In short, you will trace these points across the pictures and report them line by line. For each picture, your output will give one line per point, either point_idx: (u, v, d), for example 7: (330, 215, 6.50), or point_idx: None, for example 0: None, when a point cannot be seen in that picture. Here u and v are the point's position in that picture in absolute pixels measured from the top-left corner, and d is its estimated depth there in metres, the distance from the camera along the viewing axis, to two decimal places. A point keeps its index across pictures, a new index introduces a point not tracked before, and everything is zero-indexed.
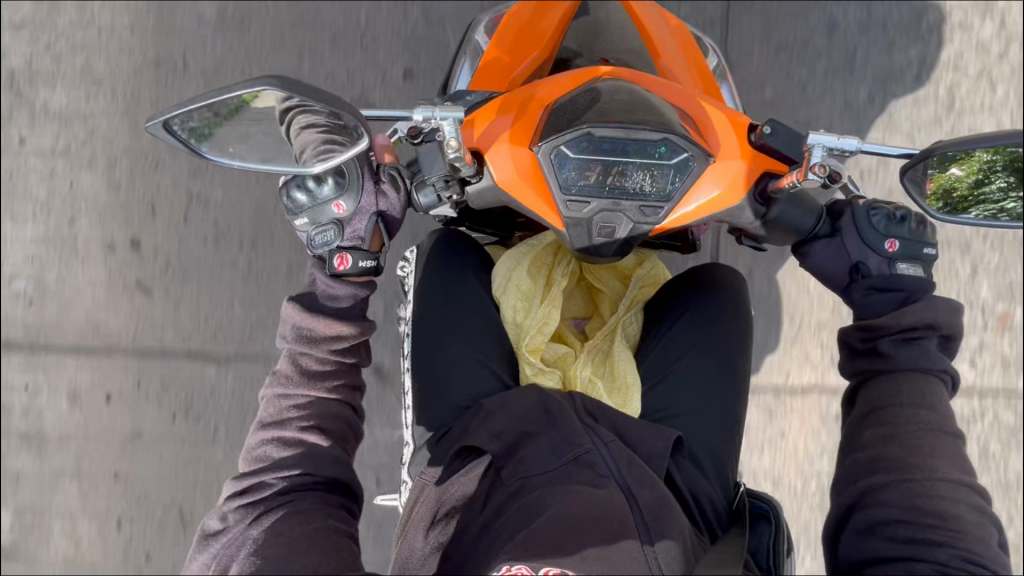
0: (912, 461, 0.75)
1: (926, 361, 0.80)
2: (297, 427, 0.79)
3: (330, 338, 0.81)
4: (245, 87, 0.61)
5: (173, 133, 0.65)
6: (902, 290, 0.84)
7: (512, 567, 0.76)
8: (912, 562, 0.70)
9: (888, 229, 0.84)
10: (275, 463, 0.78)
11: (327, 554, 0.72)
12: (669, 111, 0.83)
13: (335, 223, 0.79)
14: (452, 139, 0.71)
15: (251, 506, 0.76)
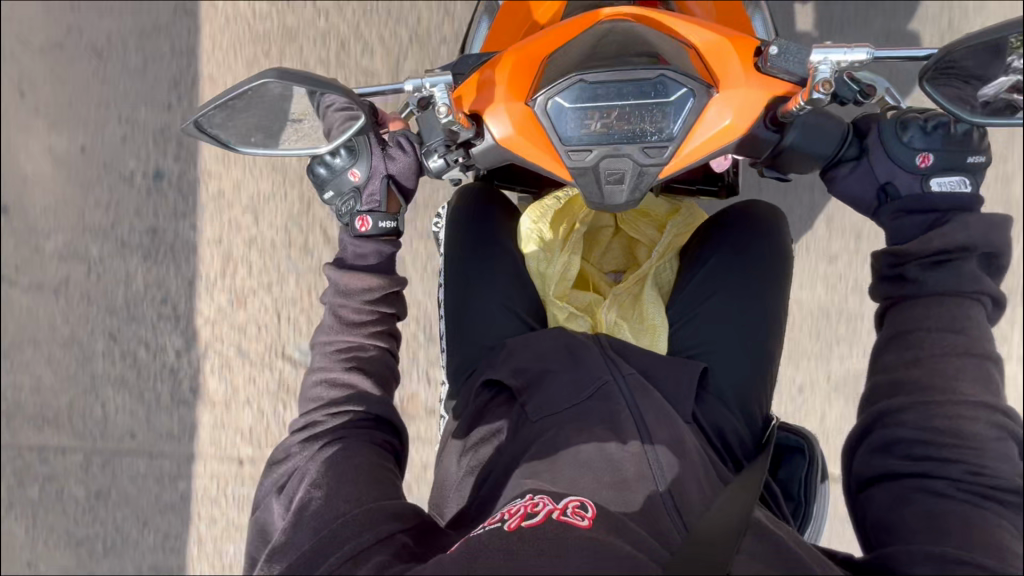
0: (935, 384, 0.75)
1: (959, 283, 0.76)
2: (341, 369, 0.87)
3: (361, 290, 0.88)
4: (253, 81, 0.70)
5: (207, 133, 0.76)
6: (938, 209, 0.79)
7: (532, 498, 0.80)
8: (924, 478, 0.73)
9: (919, 142, 0.78)
10: (326, 402, 0.87)
11: (373, 484, 0.79)
12: (667, 45, 0.81)
13: (354, 191, 0.87)
14: (443, 104, 0.76)
15: (307, 439, 0.84)
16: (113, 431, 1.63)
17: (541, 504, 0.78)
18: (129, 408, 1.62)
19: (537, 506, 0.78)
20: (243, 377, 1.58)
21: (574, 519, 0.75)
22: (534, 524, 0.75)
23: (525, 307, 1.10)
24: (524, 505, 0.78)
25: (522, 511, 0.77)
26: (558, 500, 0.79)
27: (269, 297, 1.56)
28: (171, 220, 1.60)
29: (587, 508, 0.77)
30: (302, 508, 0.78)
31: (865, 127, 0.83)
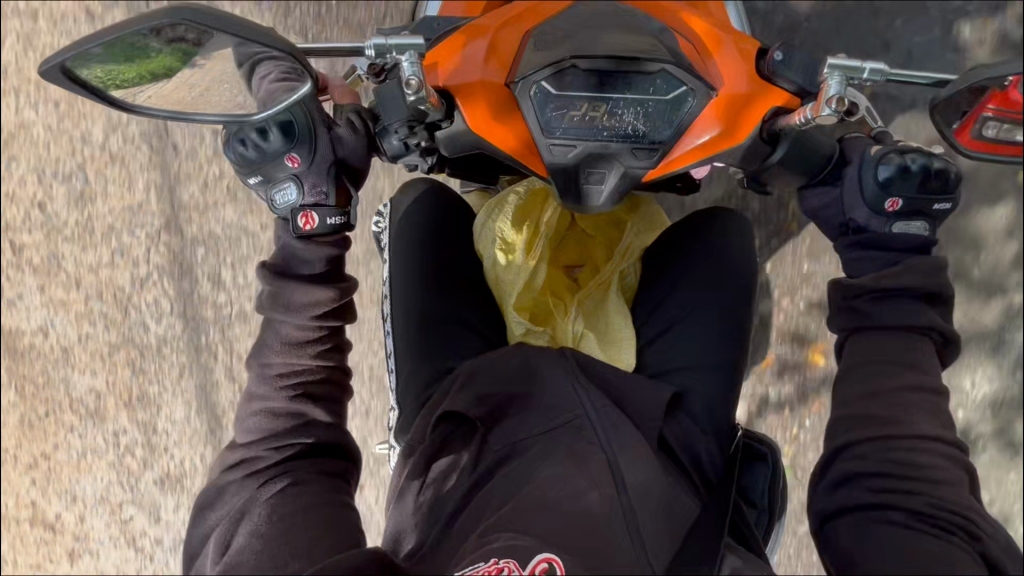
0: (888, 417, 0.75)
1: (908, 319, 0.78)
2: (285, 398, 0.78)
3: (308, 304, 0.77)
4: (156, 18, 0.51)
5: (79, 81, 0.55)
6: (892, 249, 0.79)
7: (496, 561, 0.71)
8: (887, 510, 0.72)
9: (892, 186, 0.76)
10: (268, 435, 0.77)
11: (323, 526, 0.72)
12: (667, 35, 0.72)
13: (292, 179, 0.72)
14: (411, 76, 0.61)
15: (246, 476, 0.76)
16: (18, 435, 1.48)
17: (508, 570, 0.70)
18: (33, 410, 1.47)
19: (503, 573, 0.69)
20: (159, 379, 1.42)
21: None
22: None
23: (482, 322, 1.03)
24: (486, 572, 0.69)
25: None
26: (525, 563, 0.70)
27: (193, 295, 1.40)
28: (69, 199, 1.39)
29: (555, 573, 0.69)
30: (243, 559, 0.70)
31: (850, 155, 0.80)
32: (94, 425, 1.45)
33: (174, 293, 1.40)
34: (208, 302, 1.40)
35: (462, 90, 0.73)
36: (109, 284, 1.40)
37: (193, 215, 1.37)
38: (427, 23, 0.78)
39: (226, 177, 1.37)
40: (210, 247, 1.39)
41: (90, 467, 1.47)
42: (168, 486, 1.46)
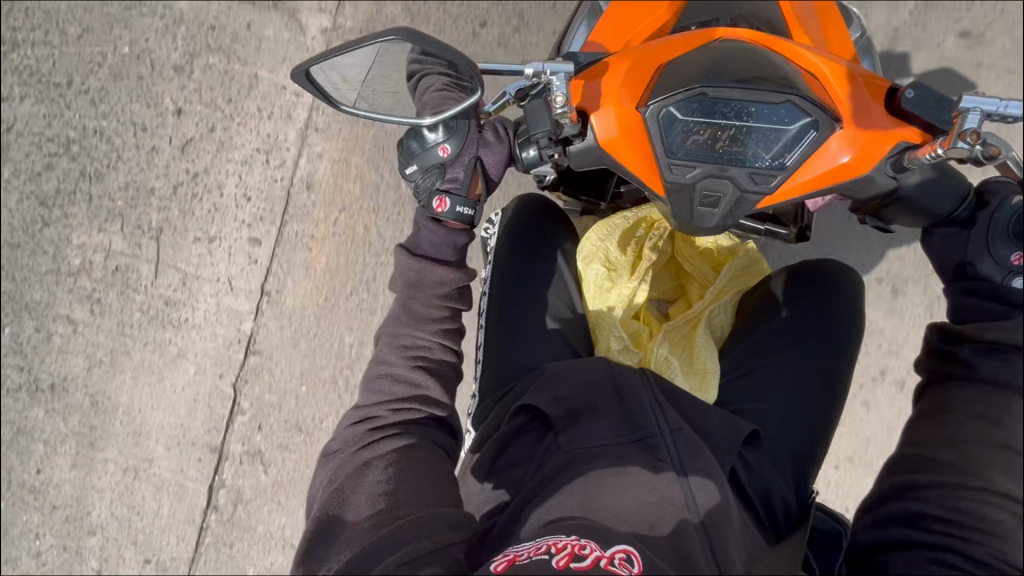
0: (966, 468, 0.70)
1: (1019, 379, 0.71)
2: (408, 365, 0.89)
3: (434, 282, 0.89)
4: (385, 36, 0.68)
5: (312, 80, 0.72)
6: (1008, 302, 0.73)
7: (579, 538, 0.75)
8: (943, 551, 0.68)
9: (1023, 239, 0.72)
10: (391, 397, 0.89)
11: (428, 483, 0.82)
12: (793, 71, 0.78)
13: (438, 167, 0.86)
14: (560, 93, 0.73)
15: (367, 430, 0.88)
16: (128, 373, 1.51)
17: (589, 547, 0.73)
18: (148, 350, 1.51)
19: (585, 548, 0.72)
20: (252, 359, 1.50)
21: (621, 569, 0.70)
22: (582, 568, 0.69)
23: (574, 336, 1.08)
24: (571, 545, 0.73)
25: (570, 550, 0.72)
26: (605, 547, 0.73)
27: (298, 285, 1.50)
28: (223, 168, 1.50)
29: (632, 562, 0.72)
30: (354, 503, 0.80)
31: (988, 199, 0.76)
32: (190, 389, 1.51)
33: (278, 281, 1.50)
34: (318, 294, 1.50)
35: (595, 111, 0.83)
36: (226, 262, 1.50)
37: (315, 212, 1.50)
38: (570, 54, 0.90)
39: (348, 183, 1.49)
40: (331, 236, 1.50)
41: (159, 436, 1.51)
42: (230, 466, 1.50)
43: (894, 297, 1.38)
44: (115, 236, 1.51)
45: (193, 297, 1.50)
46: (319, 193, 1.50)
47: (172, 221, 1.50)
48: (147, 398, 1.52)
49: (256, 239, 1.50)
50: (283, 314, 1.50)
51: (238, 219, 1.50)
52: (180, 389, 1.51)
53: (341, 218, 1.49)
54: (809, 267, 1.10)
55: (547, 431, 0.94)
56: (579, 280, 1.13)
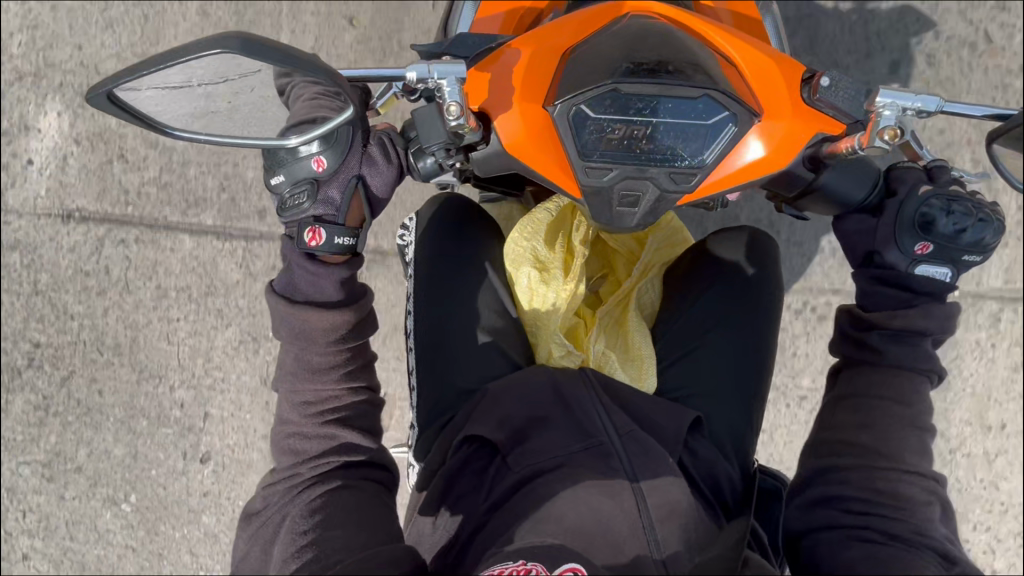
0: (880, 450, 0.75)
1: (916, 360, 0.76)
2: (316, 423, 0.78)
3: (325, 329, 0.77)
4: (210, 49, 0.52)
5: (123, 105, 0.55)
6: (910, 291, 0.76)
7: (525, 563, 0.72)
8: (864, 530, 0.72)
9: (927, 229, 0.73)
10: (305, 455, 0.78)
11: (357, 535, 0.73)
12: (708, 57, 0.71)
13: (311, 182, 0.72)
14: (453, 102, 0.61)
15: (284, 489, 0.77)
16: (60, 434, 1.45)
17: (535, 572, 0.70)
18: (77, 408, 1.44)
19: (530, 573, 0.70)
20: (194, 400, 1.43)
21: None
22: None
23: (507, 341, 1.02)
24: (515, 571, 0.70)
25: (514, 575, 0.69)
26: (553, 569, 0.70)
27: (228, 316, 1.41)
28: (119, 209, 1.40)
29: None
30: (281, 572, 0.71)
31: (895, 186, 0.76)
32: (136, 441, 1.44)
33: (208, 315, 1.41)
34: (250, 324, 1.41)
35: (498, 111, 0.72)
36: (156, 301, 1.42)
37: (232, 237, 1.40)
38: (464, 40, 0.77)
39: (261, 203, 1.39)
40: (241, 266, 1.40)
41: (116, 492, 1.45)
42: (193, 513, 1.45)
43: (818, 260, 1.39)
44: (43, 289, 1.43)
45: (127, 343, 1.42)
46: (222, 220, 1.40)
47: (90, 267, 1.42)
48: (96, 456, 1.45)
49: (177, 277, 1.41)
50: (204, 353, 1.42)
51: (145, 257, 1.41)
52: (113, 446, 1.45)
53: (260, 241, 1.40)
54: (731, 236, 1.08)
55: (495, 455, 0.87)
56: (507, 285, 1.05)
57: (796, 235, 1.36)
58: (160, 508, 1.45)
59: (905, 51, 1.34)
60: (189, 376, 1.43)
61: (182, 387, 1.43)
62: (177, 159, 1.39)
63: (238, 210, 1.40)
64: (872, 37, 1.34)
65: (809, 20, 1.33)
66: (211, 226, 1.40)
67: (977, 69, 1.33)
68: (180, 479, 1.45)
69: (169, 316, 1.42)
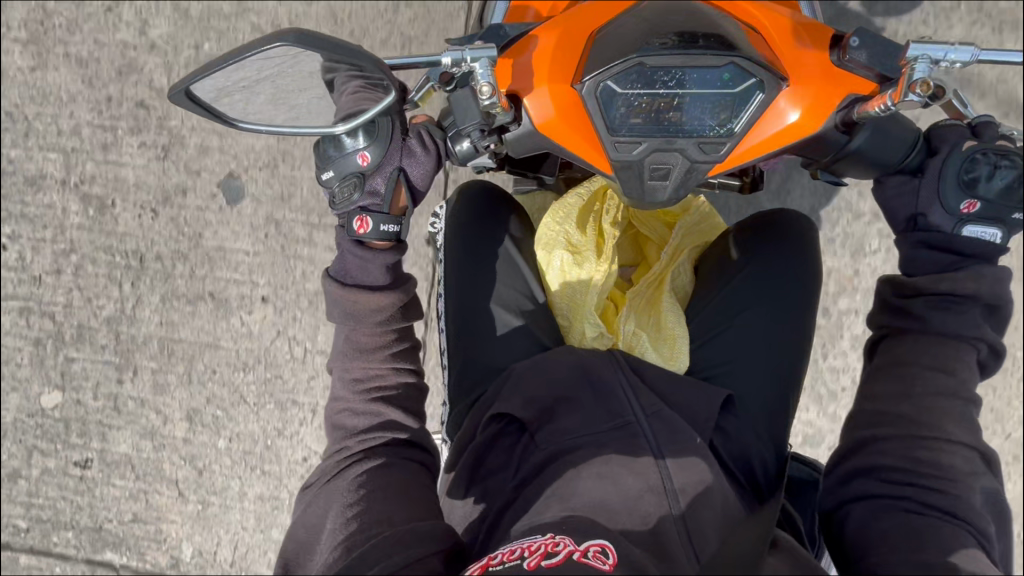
0: (922, 420, 0.73)
1: (962, 329, 0.74)
2: (364, 399, 0.84)
3: (371, 310, 0.83)
4: (269, 42, 0.58)
5: (199, 99, 0.63)
6: (958, 254, 0.74)
7: (553, 537, 0.73)
8: (901, 500, 0.71)
9: (973, 186, 0.71)
10: (355, 431, 0.84)
11: (402, 508, 0.78)
12: (732, 27, 0.72)
13: (358, 176, 0.78)
14: (484, 83, 0.66)
15: (335, 462, 0.83)
16: (82, 429, 1.45)
17: (562, 543, 0.71)
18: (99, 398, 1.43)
19: (558, 545, 0.71)
20: (217, 401, 1.42)
21: (594, 563, 0.68)
22: (554, 564, 0.68)
23: (540, 326, 1.04)
24: (545, 543, 0.71)
25: (542, 548, 0.70)
26: (579, 541, 0.72)
27: (247, 315, 1.39)
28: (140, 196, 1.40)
29: (608, 554, 0.70)
30: (331, 534, 0.77)
31: (936, 145, 0.75)
32: (160, 444, 1.43)
33: (228, 315, 1.40)
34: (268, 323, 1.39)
35: (528, 92, 0.76)
36: (176, 302, 1.41)
37: (251, 234, 1.39)
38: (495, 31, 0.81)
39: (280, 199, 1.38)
40: (264, 253, 1.38)
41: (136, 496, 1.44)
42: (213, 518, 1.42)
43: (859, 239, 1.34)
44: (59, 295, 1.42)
45: (148, 348, 1.42)
46: (238, 215, 1.39)
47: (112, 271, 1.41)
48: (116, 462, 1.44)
49: (198, 278, 1.40)
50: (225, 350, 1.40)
51: (164, 254, 1.40)
52: (136, 450, 1.44)
53: (277, 237, 1.38)
54: (766, 218, 1.07)
55: (523, 432, 0.91)
56: (538, 270, 1.08)
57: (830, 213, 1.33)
58: (180, 503, 1.44)
59: (942, 18, 1.29)
60: (210, 377, 1.41)
61: (204, 388, 1.41)
62: (196, 152, 1.39)
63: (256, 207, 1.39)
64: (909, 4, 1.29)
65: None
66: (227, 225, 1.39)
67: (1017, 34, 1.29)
68: (203, 482, 1.43)
69: (192, 303, 1.40)
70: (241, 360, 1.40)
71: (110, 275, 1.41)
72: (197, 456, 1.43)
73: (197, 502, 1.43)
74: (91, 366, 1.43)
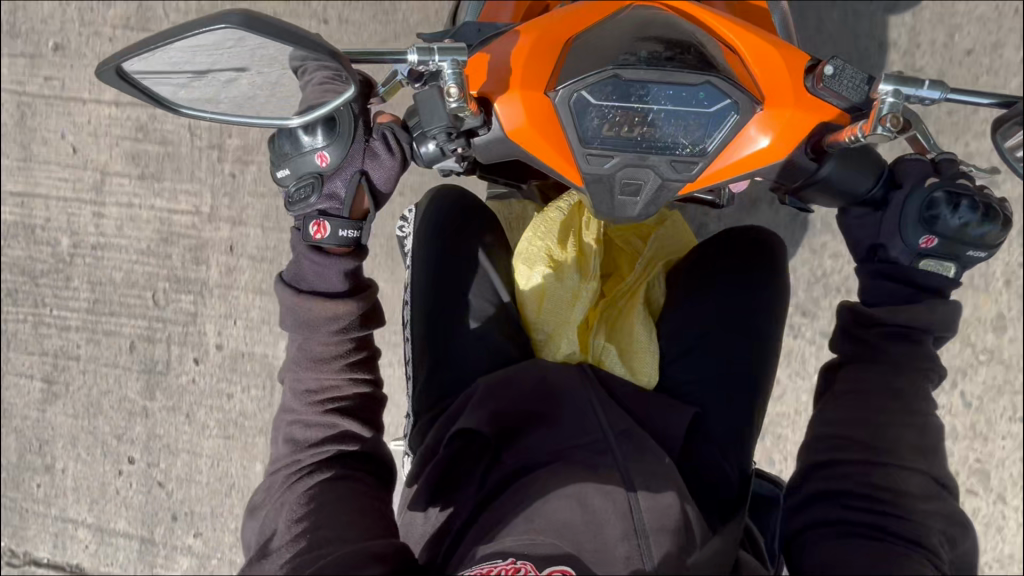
0: (879, 446, 0.74)
1: (913, 359, 0.75)
2: (318, 412, 0.79)
3: (328, 318, 0.78)
4: (210, 24, 0.53)
5: (132, 81, 0.57)
6: (915, 287, 0.75)
7: (514, 562, 0.73)
8: (860, 526, 0.71)
9: (932, 223, 0.71)
10: (305, 443, 0.79)
11: (354, 525, 0.73)
12: (709, 44, 0.71)
13: (315, 176, 0.73)
14: (452, 84, 0.62)
15: (285, 476, 0.78)
16: (78, 404, 1.53)
17: (523, 570, 0.72)
18: (91, 382, 1.51)
19: (518, 572, 0.71)
20: (202, 385, 1.48)
21: None
22: None
23: (509, 336, 1.01)
24: (505, 569, 0.72)
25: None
26: (541, 568, 0.72)
27: (232, 306, 1.45)
28: (133, 191, 1.46)
29: None
30: (277, 552, 0.72)
31: (900, 177, 0.75)
32: (150, 422, 1.50)
33: (215, 305, 1.46)
34: (254, 313, 1.45)
35: (500, 94, 0.73)
36: (167, 291, 1.47)
37: (238, 229, 1.44)
38: (470, 31, 0.78)
39: (267, 197, 1.42)
40: (249, 251, 1.44)
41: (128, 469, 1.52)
42: (197, 494, 1.49)
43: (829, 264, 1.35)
44: (62, 276, 1.50)
45: (139, 331, 1.49)
46: (227, 211, 1.44)
47: (109, 257, 1.48)
48: (110, 436, 1.52)
49: (187, 266, 1.46)
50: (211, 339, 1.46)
51: (157, 242, 1.46)
52: (128, 427, 1.51)
53: (262, 233, 1.43)
54: (736, 236, 1.07)
55: (487, 450, 0.87)
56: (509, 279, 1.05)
57: (802, 237, 1.33)
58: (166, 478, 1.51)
59: (924, 50, 1.30)
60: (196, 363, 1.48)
61: (190, 374, 1.48)
62: (191, 147, 1.43)
63: (246, 201, 1.43)
64: (890, 36, 1.30)
65: (822, 19, 1.31)
66: (216, 220, 1.44)
67: (1000, 70, 1.29)
68: (190, 460, 1.49)
69: (179, 296, 1.47)
70: (225, 349, 1.46)
71: (106, 260, 1.48)
72: (183, 435, 1.49)
73: (181, 486, 1.50)
74: (86, 345, 1.50)
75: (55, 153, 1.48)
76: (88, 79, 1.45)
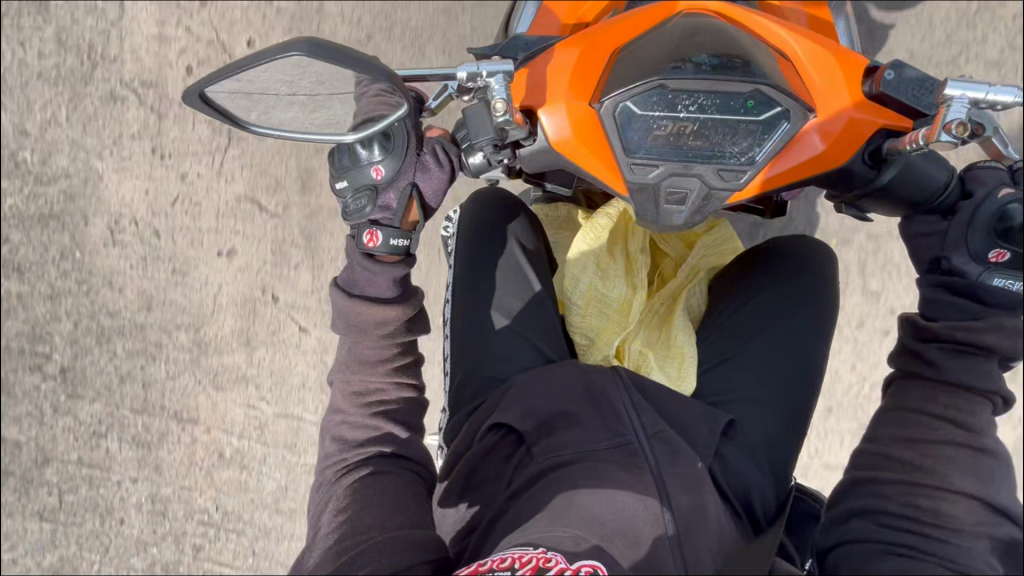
0: (926, 467, 0.70)
1: (979, 379, 0.70)
2: (365, 412, 0.84)
3: (376, 323, 0.83)
4: (284, 52, 0.59)
5: (214, 103, 0.63)
6: (981, 303, 0.70)
7: (545, 551, 0.71)
8: (902, 547, 0.68)
9: (1006, 235, 0.67)
10: (351, 442, 0.84)
11: (393, 515, 0.77)
12: (761, 52, 0.70)
13: (370, 189, 0.78)
14: (499, 99, 0.65)
15: (332, 474, 0.83)
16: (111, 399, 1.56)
17: (554, 560, 0.69)
18: (137, 370, 1.55)
19: (550, 562, 0.69)
20: (236, 384, 1.53)
21: None
22: None
23: (546, 340, 1.02)
24: (536, 558, 0.69)
25: (534, 563, 0.68)
26: (572, 559, 0.70)
27: (267, 306, 1.50)
28: (174, 187, 1.49)
29: None
30: (322, 538, 0.77)
31: (972, 187, 0.71)
32: (183, 416, 1.55)
33: (250, 305, 1.50)
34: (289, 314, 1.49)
35: (546, 106, 0.74)
36: (204, 289, 1.51)
37: (275, 232, 1.47)
38: (519, 45, 0.81)
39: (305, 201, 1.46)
40: (286, 252, 1.48)
41: (158, 461, 1.56)
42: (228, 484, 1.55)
43: (867, 277, 1.35)
44: (98, 272, 1.54)
45: (175, 328, 1.53)
46: (264, 214, 1.47)
47: (146, 256, 1.52)
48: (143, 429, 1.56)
49: (224, 266, 1.50)
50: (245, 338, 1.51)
51: (193, 242, 1.50)
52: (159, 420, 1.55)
53: (302, 237, 1.47)
54: (785, 244, 1.04)
55: (518, 446, 0.88)
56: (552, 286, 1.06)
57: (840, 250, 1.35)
58: (196, 470, 1.56)
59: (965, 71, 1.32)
60: (232, 362, 1.52)
61: (226, 372, 1.53)
62: (231, 152, 1.47)
63: (284, 204, 1.46)
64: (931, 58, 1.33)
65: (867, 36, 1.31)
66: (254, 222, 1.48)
67: None
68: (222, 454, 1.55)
69: (227, 289, 1.50)
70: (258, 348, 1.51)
71: (144, 258, 1.52)
72: (216, 430, 1.54)
73: (212, 476, 1.56)
74: (123, 340, 1.55)
75: (95, 147, 1.50)
76: (133, 78, 1.48)
